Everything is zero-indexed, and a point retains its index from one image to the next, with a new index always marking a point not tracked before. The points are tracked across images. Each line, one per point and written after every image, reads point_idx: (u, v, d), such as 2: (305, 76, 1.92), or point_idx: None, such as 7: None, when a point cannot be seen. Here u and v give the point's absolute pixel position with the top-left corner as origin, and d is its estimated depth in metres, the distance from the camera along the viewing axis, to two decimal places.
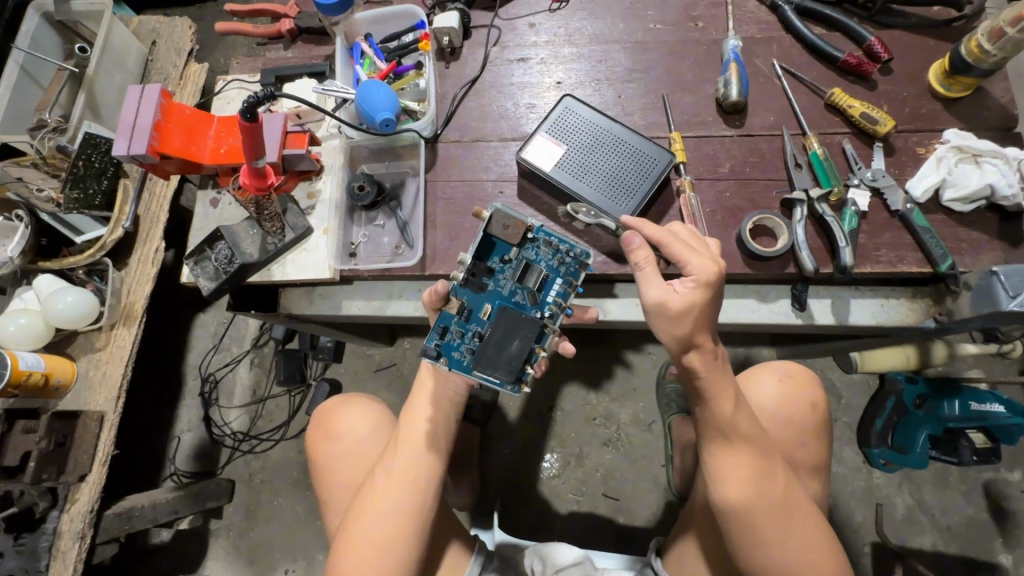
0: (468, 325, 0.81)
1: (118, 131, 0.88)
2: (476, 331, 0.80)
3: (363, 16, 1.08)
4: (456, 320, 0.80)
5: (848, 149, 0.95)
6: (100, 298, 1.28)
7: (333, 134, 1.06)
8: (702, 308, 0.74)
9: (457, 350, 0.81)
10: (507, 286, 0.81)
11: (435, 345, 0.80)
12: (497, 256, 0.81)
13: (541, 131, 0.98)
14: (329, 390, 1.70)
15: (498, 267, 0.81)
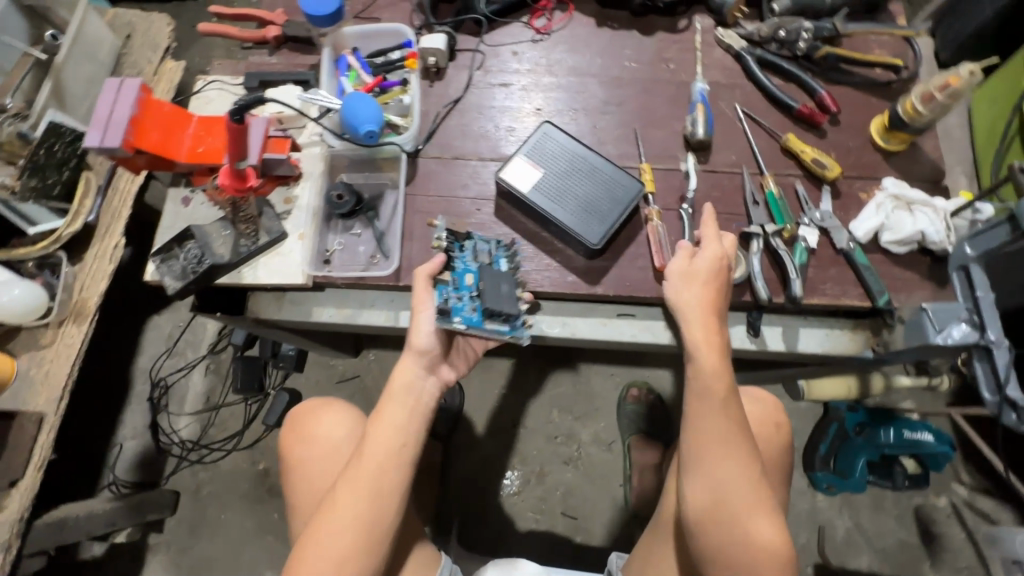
0: (461, 289, 0.91)
1: (92, 123, 0.87)
2: (470, 291, 0.91)
3: (352, 30, 1.10)
4: (450, 287, 0.91)
5: (801, 190, 1.04)
6: (50, 292, 1.22)
7: (315, 141, 1.06)
8: (709, 273, 0.90)
9: (465, 309, 0.89)
10: (473, 262, 0.94)
11: (445, 307, 0.87)
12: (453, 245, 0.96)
13: (521, 155, 1.02)
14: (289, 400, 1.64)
15: (461, 254, 0.94)
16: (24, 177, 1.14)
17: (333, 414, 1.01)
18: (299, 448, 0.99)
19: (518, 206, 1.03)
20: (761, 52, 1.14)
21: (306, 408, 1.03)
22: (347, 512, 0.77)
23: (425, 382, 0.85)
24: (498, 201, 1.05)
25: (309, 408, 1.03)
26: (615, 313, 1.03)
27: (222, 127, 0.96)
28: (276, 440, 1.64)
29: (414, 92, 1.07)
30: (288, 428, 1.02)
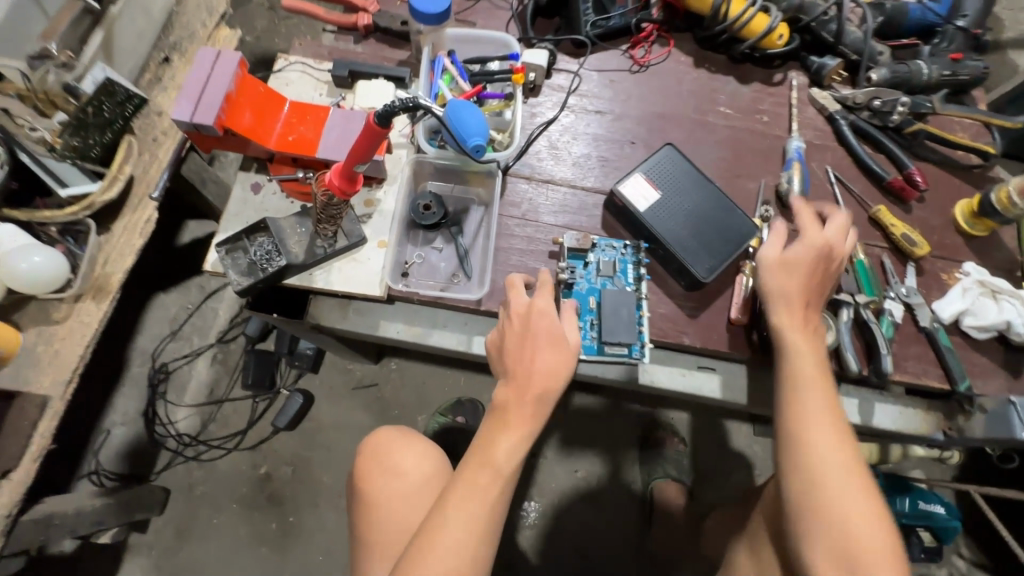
0: (582, 316, 0.94)
1: (182, 93, 0.78)
2: (591, 319, 0.94)
3: (454, 33, 1.04)
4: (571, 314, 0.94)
5: (888, 263, 1.04)
6: (71, 263, 1.10)
7: (404, 144, 0.99)
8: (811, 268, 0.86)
9: (585, 339, 0.93)
10: (598, 281, 0.95)
11: None
12: (576, 265, 0.97)
13: (643, 171, 1.00)
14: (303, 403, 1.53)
15: (584, 272, 0.96)
16: (64, 135, 1.05)
17: (412, 447, 0.97)
18: (380, 481, 0.94)
19: (627, 225, 1.01)
20: (855, 118, 1.14)
21: (383, 438, 0.99)
22: (465, 514, 0.72)
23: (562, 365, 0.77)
24: (603, 216, 1.02)
25: (388, 438, 0.98)
26: (693, 364, 1.00)
27: (314, 117, 0.88)
28: (281, 444, 1.54)
29: (518, 108, 1.00)
30: (364, 459, 0.97)
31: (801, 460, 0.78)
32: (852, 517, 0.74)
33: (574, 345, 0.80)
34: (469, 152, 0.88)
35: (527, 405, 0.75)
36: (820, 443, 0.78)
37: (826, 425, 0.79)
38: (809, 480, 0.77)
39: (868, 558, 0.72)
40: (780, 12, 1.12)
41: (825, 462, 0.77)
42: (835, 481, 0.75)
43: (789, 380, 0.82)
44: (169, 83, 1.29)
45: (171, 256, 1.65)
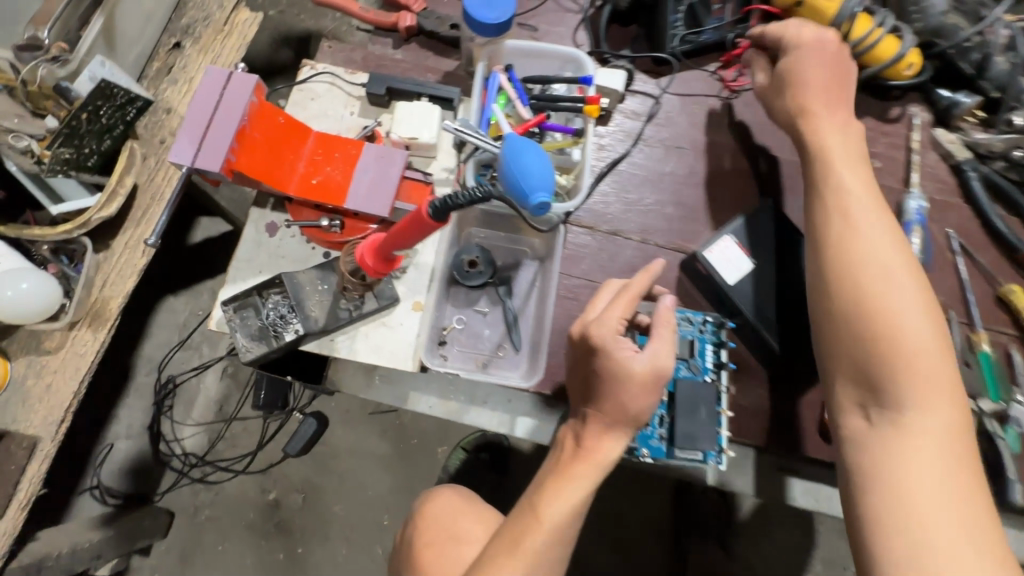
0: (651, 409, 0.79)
1: (184, 129, 0.65)
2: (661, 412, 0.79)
3: (516, 45, 0.86)
4: None
5: (1017, 358, 0.86)
6: (65, 287, 0.98)
7: (447, 182, 0.82)
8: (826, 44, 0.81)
9: (653, 437, 0.79)
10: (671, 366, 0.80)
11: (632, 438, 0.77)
12: None
13: (729, 236, 0.83)
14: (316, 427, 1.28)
15: None
16: (53, 145, 0.87)
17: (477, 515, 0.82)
18: (446, 554, 0.77)
19: (709, 294, 0.85)
20: (989, 171, 0.94)
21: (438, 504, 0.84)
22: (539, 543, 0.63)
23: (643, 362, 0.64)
24: (679, 279, 0.87)
25: (444, 501, 0.83)
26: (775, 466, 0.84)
27: (343, 153, 0.73)
28: (292, 469, 1.44)
29: (589, 148, 0.81)
30: (421, 530, 0.81)
31: (850, 271, 0.71)
32: (911, 348, 0.66)
33: (647, 383, 0.63)
34: (530, 211, 0.71)
35: (581, 462, 0.65)
36: (896, 322, 0.67)
37: (892, 261, 0.70)
38: (861, 276, 0.70)
39: (920, 371, 0.65)
40: (914, 36, 0.91)
41: (886, 290, 0.68)
42: (894, 297, 0.68)
43: (842, 207, 0.75)
44: (180, 72, 1.08)
45: (181, 256, 1.50)
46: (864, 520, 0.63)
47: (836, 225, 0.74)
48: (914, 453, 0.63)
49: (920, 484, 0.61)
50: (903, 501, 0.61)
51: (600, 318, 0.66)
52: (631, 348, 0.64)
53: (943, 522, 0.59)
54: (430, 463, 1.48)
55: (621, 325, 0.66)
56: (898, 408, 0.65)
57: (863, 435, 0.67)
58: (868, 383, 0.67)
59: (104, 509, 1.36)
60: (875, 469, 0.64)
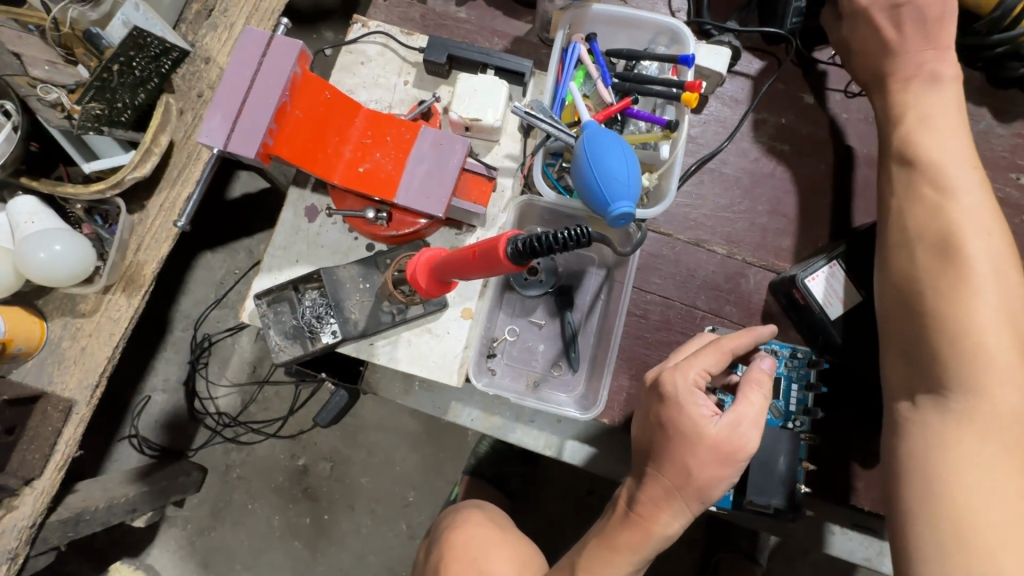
0: None
1: (218, 104, 0.59)
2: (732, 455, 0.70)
3: (605, 11, 0.72)
4: None
5: None
6: (98, 249, 0.88)
7: (510, 172, 0.71)
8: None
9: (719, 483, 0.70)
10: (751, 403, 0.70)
11: None
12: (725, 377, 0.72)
13: (838, 262, 0.69)
14: (348, 402, 1.02)
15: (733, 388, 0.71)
16: (83, 98, 0.78)
17: (506, 550, 0.77)
18: (459, 567, 0.75)
19: (801, 325, 0.73)
20: None
21: (466, 532, 0.80)
22: None
23: (714, 423, 0.54)
24: (766, 303, 0.76)
25: (472, 530, 0.80)
26: (843, 519, 0.77)
27: (395, 137, 0.64)
28: (322, 438, 1.42)
29: (681, 145, 0.68)
30: (445, 560, 0.77)
31: (920, 240, 0.59)
32: (988, 330, 0.53)
33: (721, 450, 0.53)
34: (609, 221, 0.60)
35: (630, 529, 0.56)
36: (974, 295, 0.54)
37: (976, 225, 0.57)
38: (934, 245, 0.58)
39: (996, 357, 0.52)
40: None
41: (965, 262, 0.55)
42: (975, 265, 0.55)
43: (920, 163, 0.62)
44: (221, 18, 0.93)
45: (217, 213, 1.41)
46: (903, 524, 0.52)
47: (913, 187, 0.61)
48: (974, 450, 0.51)
49: (979, 487, 0.50)
50: (955, 505, 0.50)
51: (676, 365, 0.57)
52: (709, 407, 0.55)
53: (1003, 534, 0.47)
54: (459, 444, 1.44)
55: (702, 378, 0.56)
56: (961, 398, 0.53)
57: (910, 426, 0.56)
58: (924, 364, 0.56)
59: (141, 458, 1.38)
60: (927, 472, 0.53)
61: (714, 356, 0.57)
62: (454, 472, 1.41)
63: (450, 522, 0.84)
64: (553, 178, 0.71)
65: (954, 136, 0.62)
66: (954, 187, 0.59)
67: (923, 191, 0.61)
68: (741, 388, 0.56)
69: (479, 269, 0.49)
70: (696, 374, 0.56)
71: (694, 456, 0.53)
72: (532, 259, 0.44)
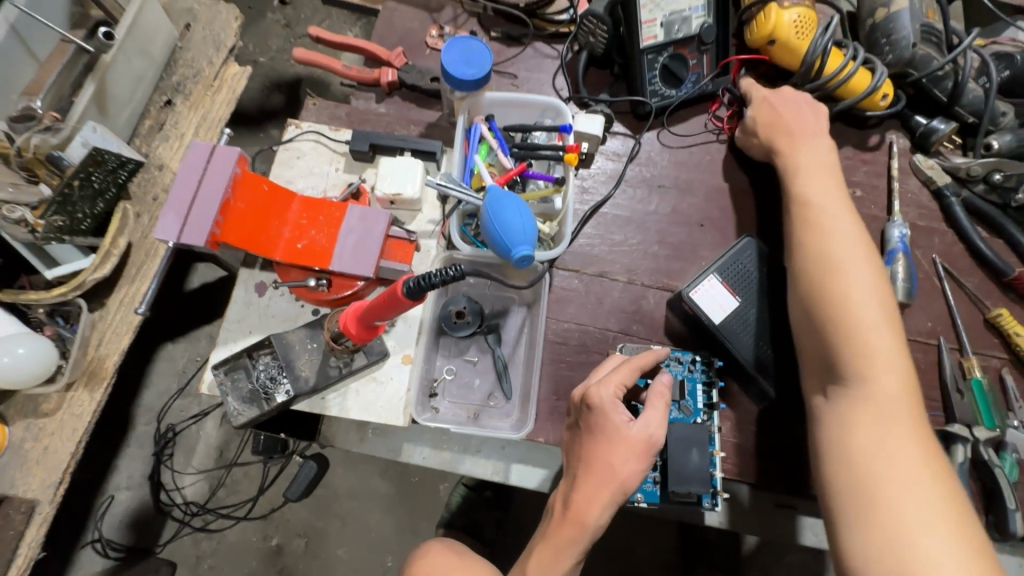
0: None
1: (170, 205, 0.69)
2: (655, 457, 0.78)
3: (495, 96, 0.88)
4: None
5: (1010, 382, 0.86)
6: (61, 348, 0.95)
7: (431, 233, 0.83)
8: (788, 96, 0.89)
9: (646, 482, 0.78)
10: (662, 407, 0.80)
11: None
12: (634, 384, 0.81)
13: (713, 275, 0.82)
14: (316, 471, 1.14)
15: None
16: (46, 213, 0.88)
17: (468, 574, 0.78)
18: None
19: (699, 335, 0.85)
20: (967, 195, 0.96)
21: (429, 563, 0.81)
22: None
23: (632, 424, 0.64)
24: (667, 318, 0.88)
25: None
26: (768, 502, 0.85)
27: (327, 216, 0.76)
28: (294, 514, 1.42)
29: (570, 195, 0.83)
30: None
31: (818, 269, 0.73)
32: (871, 328, 0.67)
33: (639, 447, 0.63)
34: (513, 263, 0.73)
35: (568, 525, 0.63)
36: (857, 300, 0.69)
37: (844, 247, 0.73)
38: (823, 262, 0.73)
39: (882, 352, 0.66)
40: (886, 68, 0.94)
41: (851, 281, 0.70)
42: (847, 277, 0.71)
43: (802, 206, 0.79)
44: (172, 130, 1.08)
45: (177, 304, 1.48)
46: (832, 498, 0.63)
47: (796, 220, 0.79)
48: (873, 426, 0.63)
49: (883, 456, 0.61)
50: (864, 469, 0.61)
51: (599, 380, 0.67)
52: (626, 414, 0.65)
53: (897, 485, 0.59)
54: (432, 500, 1.46)
55: (620, 391, 0.67)
56: (861, 388, 0.66)
57: (824, 414, 0.68)
58: (831, 362, 0.69)
59: (106, 563, 1.35)
60: (845, 450, 0.64)
61: (627, 368, 0.69)
62: (430, 529, 1.43)
63: (413, 557, 0.85)
64: (471, 235, 0.84)
65: (809, 179, 0.81)
66: (818, 217, 0.77)
67: (801, 222, 0.78)
68: (648, 398, 0.68)
69: (385, 310, 0.60)
70: (616, 385, 0.66)
71: (619, 455, 0.63)
72: (423, 292, 0.54)
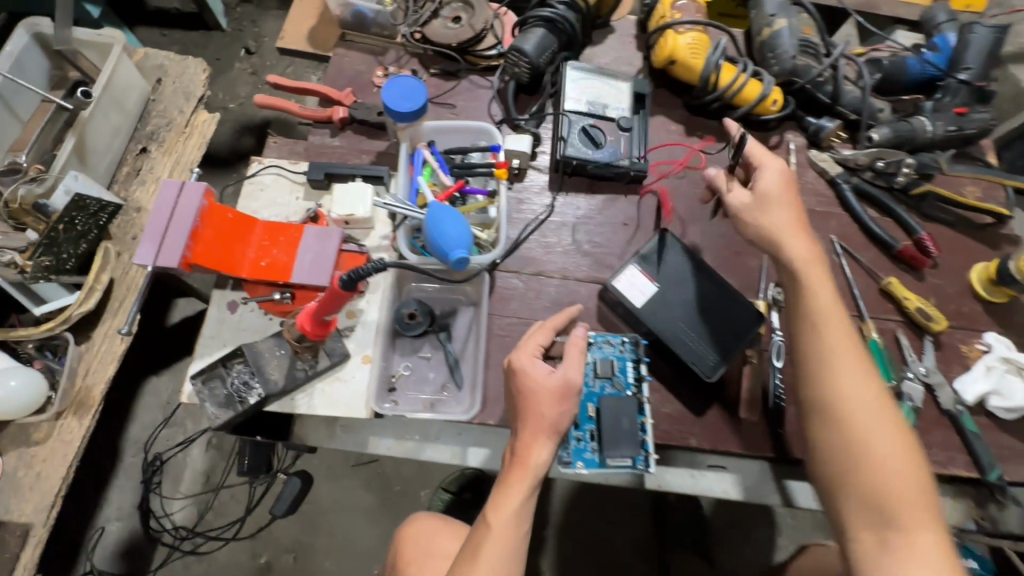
0: (582, 426, 0.89)
1: (145, 237, 0.78)
2: (592, 428, 0.89)
3: (433, 125, 1.00)
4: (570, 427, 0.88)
5: (903, 341, 0.98)
6: (50, 380, 1.03)
7: (383, 247, 0.95)
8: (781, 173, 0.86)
9: (586, 451, 0.87)
10: (597, 384, 0.90)
11: (566, 453, 0.87)
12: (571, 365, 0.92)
13: (634, 265, 0.94)
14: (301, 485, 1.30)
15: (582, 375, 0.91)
16: (34, 255, 0.98)
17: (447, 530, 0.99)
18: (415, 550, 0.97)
19: (627, 319, 0.96)
20: (857, 181, 1.09)
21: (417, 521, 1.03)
22: (499, 551, 0.70)
23: (550, 374, 0.75)
24: (599, 308, 0.99)
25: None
26: (701, 463, 0.94)
27: (287, 237, 0.86)
28: (281, 531, 1.48)
29: (501, 205, 0.96)
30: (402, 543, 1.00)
31: (843, 400, 0.73)
32: (900, 470, 0.69)
33: (562, 391, 0.74)
34: (452, 265, 0.84)
35: (517, 468, 0.73)
36: (884, 440, 0.71)
37: (867, 381, 0.74)
38: (850, 398, 0.73)
39: (914, 500, 0.68)
40: (772, 78, 1.09)
41: (875, 417, 0.72)
42: (874, 414, 0.72)
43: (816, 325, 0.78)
44: (147, 175, 1.19)
45: (160, 338, 1.56)
46: None
47: (808, 341, 0.77)
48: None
49: None
50: None
51: (519, 349, 0.79)
52: (545, 367, 0.76)
53: None
54: (415, 508, 1.54)
55: (538, 352, 0.79)
56: (903, 537, 0.67)
57: (871, 559, 0.68)
58: (874, 505, 0.69)
59: None
60: None
61: (543, 330, 0.81)
62: None
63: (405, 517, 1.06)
64: (418, 245, 0.95)
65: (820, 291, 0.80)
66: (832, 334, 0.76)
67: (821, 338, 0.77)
68: (565, 351, 0.78)
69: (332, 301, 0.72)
70: (535, 343, 0.80)
71: (547, 402, 0.74)
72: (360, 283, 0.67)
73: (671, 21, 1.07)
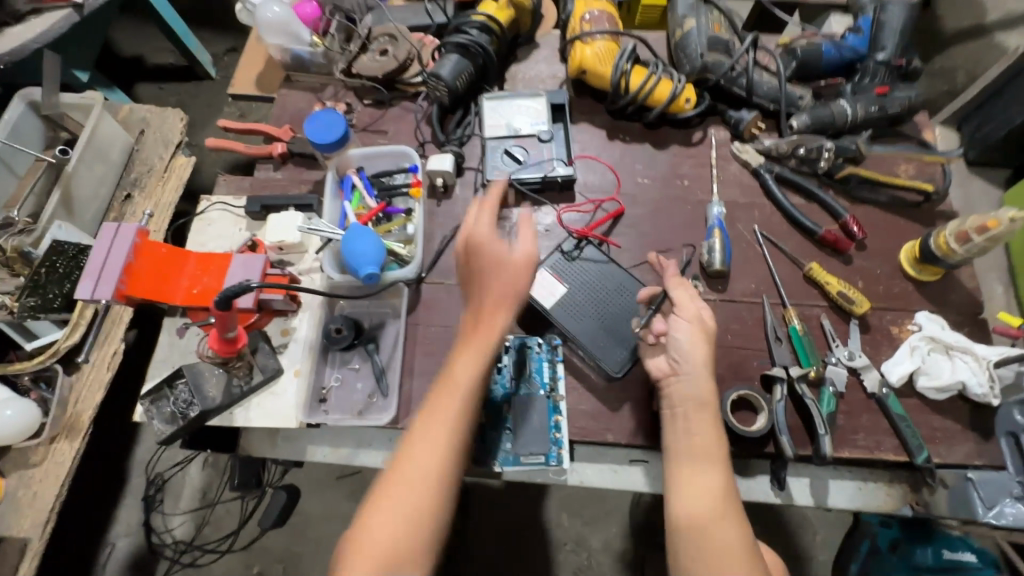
0: (498, 426, 0.92)
1: (84, 273, 0.86)
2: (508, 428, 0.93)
3: (358, 152, 1.07)
4: (486, 427, 0.92)
5: (826, 326, 0.97)
6: (43, 408, 1.15)
7: (315, 269, 1.04)
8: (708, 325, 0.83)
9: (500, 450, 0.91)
10: (512, 385, 0.95)
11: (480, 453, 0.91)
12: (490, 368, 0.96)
13: (546, 270, 0.99)
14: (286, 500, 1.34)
15: (499, 377, 0.95)
16: (22, 297, 1.11)
17: None
18: None
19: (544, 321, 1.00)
20: (779, 169, 1.09)
21: None
22: (429, 459, 0.71)
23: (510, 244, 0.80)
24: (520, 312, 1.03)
25: None
26: (624, 458, 0.95)
27: (217, 266, 0.94)
28: (272, 542, 1.57)
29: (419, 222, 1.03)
30: None
31: (698, 501, 0.74)
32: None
33: (523, 265, 0.78)
34: (362, 280, 0.92)
35: (444, 387, 0.75)
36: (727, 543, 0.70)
37: (722, 490, 0.75)
38: (705, 503, 0.74)
39: None
40: (684, 77, 1.11)
41: (723, 518, 0.72)
42: (725, 521, 0.72)
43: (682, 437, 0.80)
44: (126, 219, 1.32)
45: None
46: None
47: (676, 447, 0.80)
48: None
49: None
50: None
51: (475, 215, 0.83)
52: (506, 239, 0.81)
53: None
54: None
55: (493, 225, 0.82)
56: None
57: None
58: None
59: None
60: None
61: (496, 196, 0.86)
62: None
63: None
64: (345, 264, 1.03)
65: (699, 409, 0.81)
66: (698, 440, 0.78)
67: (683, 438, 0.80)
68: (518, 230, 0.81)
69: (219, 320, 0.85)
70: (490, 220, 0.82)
71: (506, 281, 0.77)
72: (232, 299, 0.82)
73: (581, 33, 1.12)
